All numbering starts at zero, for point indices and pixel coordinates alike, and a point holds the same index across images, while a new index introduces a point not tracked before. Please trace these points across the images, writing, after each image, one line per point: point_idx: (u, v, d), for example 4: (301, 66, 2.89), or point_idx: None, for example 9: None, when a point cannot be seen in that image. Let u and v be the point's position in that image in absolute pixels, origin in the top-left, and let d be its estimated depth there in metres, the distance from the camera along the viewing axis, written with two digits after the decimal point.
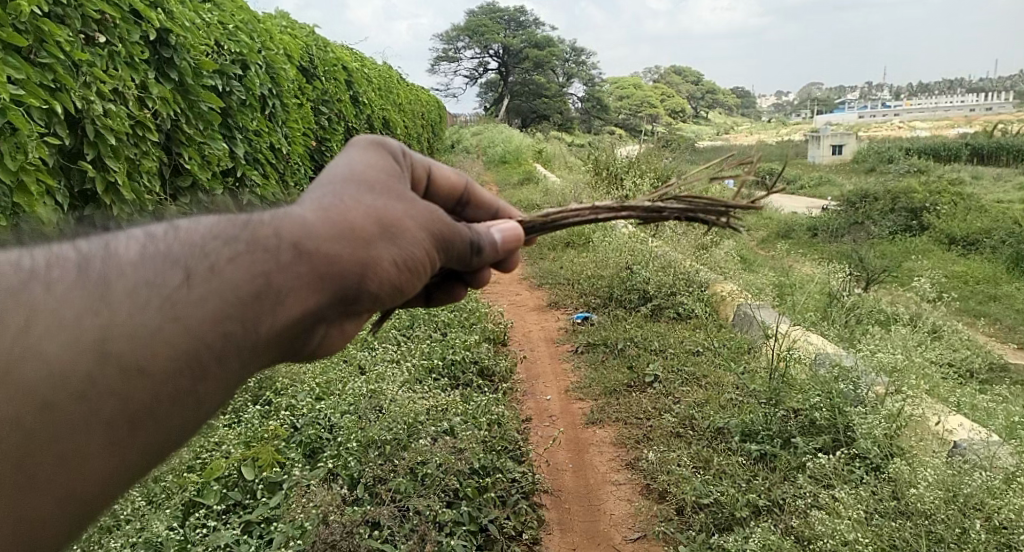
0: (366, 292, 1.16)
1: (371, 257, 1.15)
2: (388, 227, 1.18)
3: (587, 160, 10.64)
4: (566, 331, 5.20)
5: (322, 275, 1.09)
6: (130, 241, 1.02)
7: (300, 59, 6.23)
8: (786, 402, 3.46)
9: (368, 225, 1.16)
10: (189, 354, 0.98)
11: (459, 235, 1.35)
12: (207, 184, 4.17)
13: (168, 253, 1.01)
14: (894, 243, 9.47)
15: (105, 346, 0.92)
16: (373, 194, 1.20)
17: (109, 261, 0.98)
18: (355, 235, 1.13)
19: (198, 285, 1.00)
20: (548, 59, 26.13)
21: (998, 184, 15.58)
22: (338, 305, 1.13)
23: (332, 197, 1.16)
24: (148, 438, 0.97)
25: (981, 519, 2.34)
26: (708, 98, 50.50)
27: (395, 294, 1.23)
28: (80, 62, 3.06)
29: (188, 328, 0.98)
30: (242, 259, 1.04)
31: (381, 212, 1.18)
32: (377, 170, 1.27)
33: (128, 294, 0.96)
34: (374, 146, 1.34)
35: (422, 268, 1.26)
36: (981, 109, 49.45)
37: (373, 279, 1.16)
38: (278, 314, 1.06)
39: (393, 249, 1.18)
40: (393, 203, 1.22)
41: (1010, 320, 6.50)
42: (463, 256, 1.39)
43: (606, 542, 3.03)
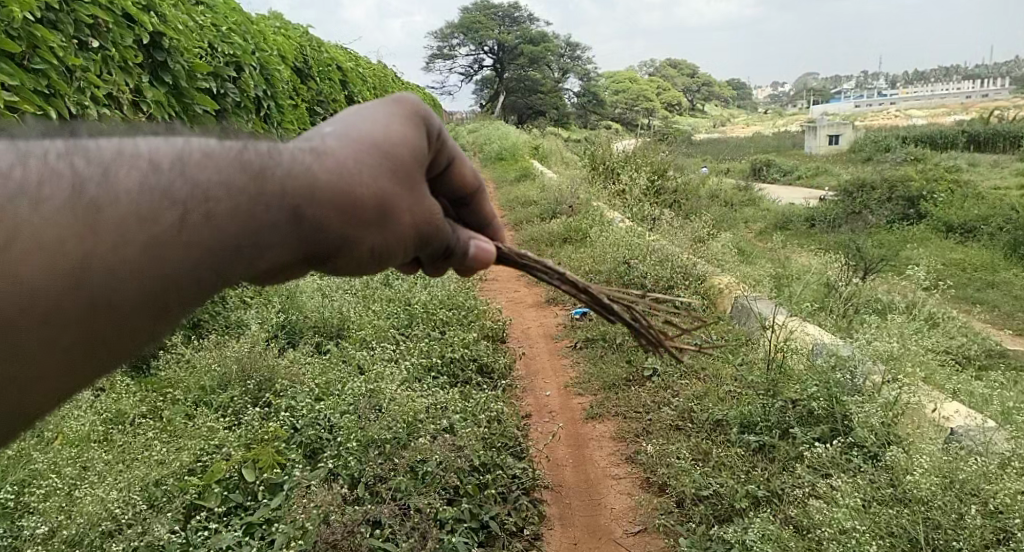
0: (334, 266, 1.06)
1: (356, 241, 1.04)
2: (386, 216, 1.06)
3: (584, 155, 10.64)
4: (564, 327, 5.21)
5: (309, 243, 1.00)
6: (131, 162, 0.86)
7: (293, 60, 6.23)
8: (783, 393, 3.47)
9: (368, 207, 1.04)
10: (163, 298, 0.90)
11: (441, 241, 1.23)
12: None
13: (167, 190, 0.87)
14: (891, 231, 9.49)
15: (81, 278, 0.82)
16: (388, 174, 1.07)
17: (106, 188, 0.84)
18: (351, 214, 1.02)
19: (191, 233, 0.89)
20: (543, 55, 26.10)
21: (994, 170, 15.59)
22: (307, 269, 1.05)
23: (348, 160, 1.03)
24: (99, 368, 0.90)
25: (978, 504, 2.35)
26: (703, 90, 50.50)
27: (361, 274, 1.13)
28: (73, 67, 3.07)
29: (169, 274, 0.89)
30: (239, 212, 0.92)
31: (386, 198, 1.06)
32: (405, 148, 1.11)
33: (116, 227, 0.84)
34: (410, 116, 1.18)
35: (395, 261, 1.15)
36: (977, 96, 49.39)
37: (348, 260, 1.06)
38: (254, 270, 0.97)
39: (382, 238, 1.07)
40: (401, 189, 1.09)
41: (1007, 306, 6.52)
42: (437, 258, 1.27)
43: (607, 536, 3.05)
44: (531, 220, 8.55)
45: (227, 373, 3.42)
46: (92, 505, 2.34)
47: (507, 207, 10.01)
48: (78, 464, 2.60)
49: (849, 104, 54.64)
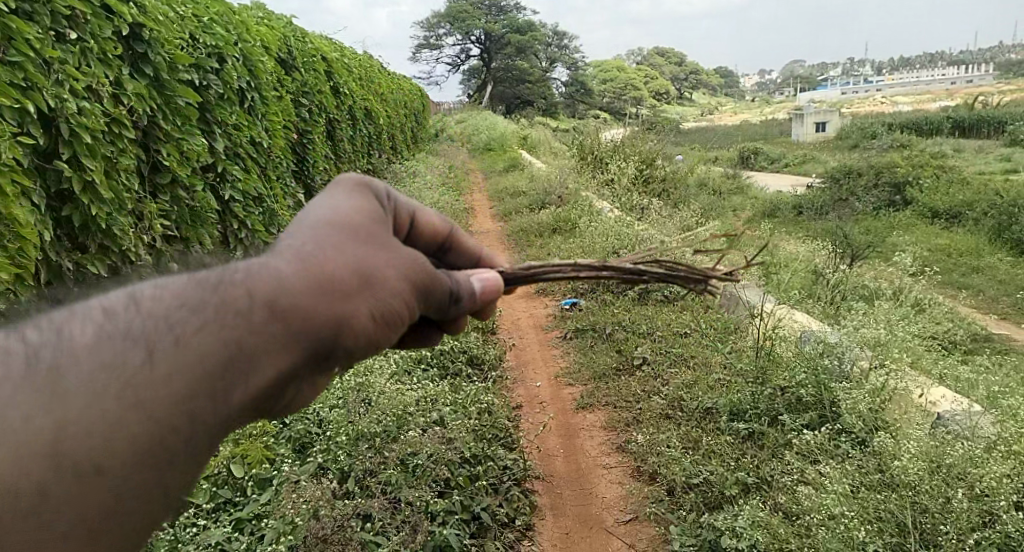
0: (337, 352, 1.11)
1: (350, 314, 1.10)
2: (368, 281, 1.13)
3: (572, 145, 10.61)
4: (554, 318, 5.21)
5: (297, 333, 1.05)
6: (87, 323, 0.97)
7: (277, 50, 6.16)
8: (772, 380, 3.50)
9: (346, 278, 1.10)
10: (159, 434, 0.95)
11: (440, 286, 1.29)
12: (187, 180, 4.11)
13: (128, 333, 0.97)
14: (878, 218, 9.54)
15: (61, 440, 0.89)
16: (353, 246, 1.14)
17: (69, 355, 0.94)
18: (333, 292, 1.08)
19: (162, 363, 0.96)
20: (531, 44, 25.94)
21: (979, 156, 15.72)
22: (311, 363, 1.09)
23: (308, 246, 1.10)
24: (126, 523, 0.95)
25: (964, 488, 2.36)
26: (690, 79, 50.43)
27: (374, 351, 1.18)
28: (51, 59, 3.02)
29: (153, 406, 0.95)
30: (211, 328, 1.00)
31: (362, 264, 1.12)
32: (361, 214, 1.20)
33: (83, 383, 0.93)
34: (358, 187, 1.27)
35: (400, 323, 1.20)
36: (962, 82, 49.69)
37: (349, 337, 1.11)
38: (251, 380, 1.02)
39: (371, 303, 1.13)
40: (372, 251, 1.15)
41: (992, 291, 6.58)
42: (442, 305, 1.33)
43: (598, 525, 3.07)
44: (521, 211, 8.53)
45: None
46: None
47: (496, 198, 9.99)
48: None
49: (837, 91, 54.84)
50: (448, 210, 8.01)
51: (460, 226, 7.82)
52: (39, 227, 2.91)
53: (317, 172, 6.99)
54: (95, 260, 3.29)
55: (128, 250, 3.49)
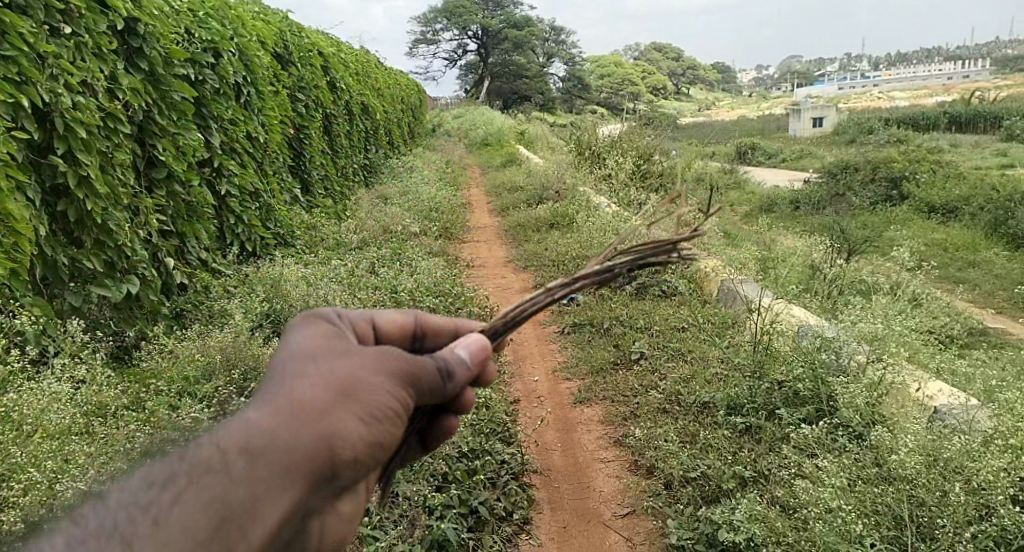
0: (336, 471, 1.16)
1: (334, 429, 1.15)
2: (343, 393, 1.18)
3: (570, 140, 10.59)
4: (552, 312, 5.22)
5: (282, 468, 1.08)
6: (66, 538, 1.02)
7: (273, 45, 6.13)
8: (770, 374, 3.50)
9: (315, 400, 1.15)
10: None
11: (427, 370, 1.34)
12: (183, 175, 4.09)
13: (108, 532, 1.01)
14: (875, 213, 9.55)
15: None
16: (319, 369, 1.20)
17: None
18: (310, 419, 1.13)
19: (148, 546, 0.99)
20: (528, 39, 25.86)
21: (975, 151, 15.75)
22: (310, 490, 1.12)
23: (276, 386, 1.17)
24: None
25: (961, 482, 2.36)
26: (688, 75, 50.37)
27: (376, 457, 1.23)
28: (45, 53, 3.00)
29: None
30: (189, 492, 1.04)
31: (328, 381, 1.18)
32: (313, 342, 1.28)
33: None
34: (307, 321, 1.37)
35: (393, 419, 1.25)
36: (958, 77, 49.71)
37: (340, 450, 1.15)
38: (249, 528, 1.05)
39: (351, 413, 1.18)
40: (339, 366, 1.22)
41: (988, 285, 6.59)
42: (440, 385, 1.38)
43: (595, 519, 3.07)
44: (518, 206, 8.52)
45: (212, 362, 3.36)
46: (73, 498, 2.18)
47: (493, 192, 9.97)
48: (59, 456, 2.39)
49: (834, 87, 54.85)
50: (445, 205, 7.99)
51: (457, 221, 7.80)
52: (33, 222, 2.90)
53: (313, 167, 6.97)
54: (91, 255, 3.27)
55: (124, 245, 3.47)
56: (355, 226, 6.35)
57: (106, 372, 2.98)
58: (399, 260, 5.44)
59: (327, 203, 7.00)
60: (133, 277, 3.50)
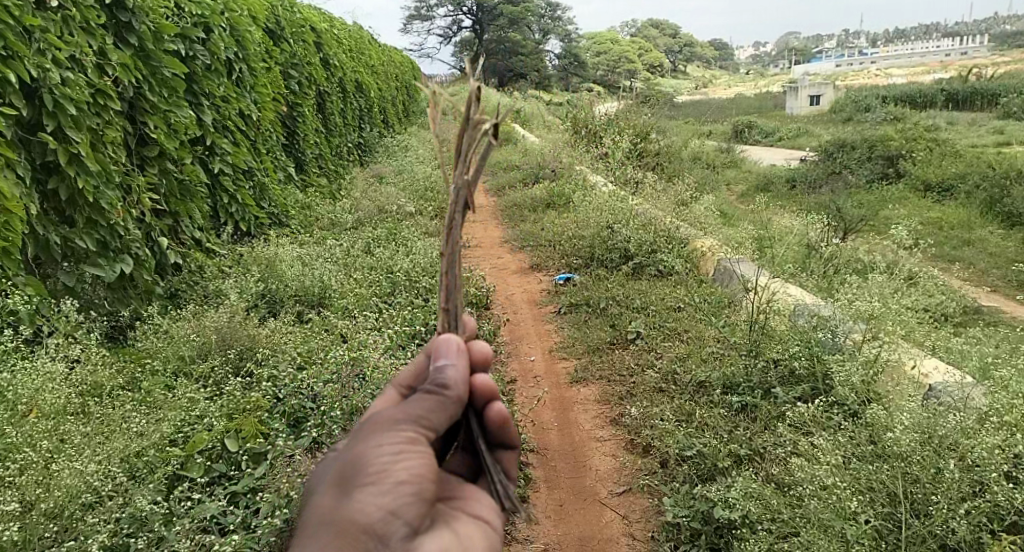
0: (380, 532, 1.28)
1: (352, 509, 1.29)
2: (345, 476, 1.32)
3: (567, 118, 10.50)
4: (548, 293, 5.21)
5: None
6: None
7: (266, 21, 6.05)
8: (766, 353, 3.52)
9: (322, 514, 1.30)
10: None
11: (410, 405, 1.44)
12: (175, 153, 4.04)
13: None
14: (871, 191, 9.53)
15: None
16: (324, 476, 1.36)
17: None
18: (329, 519, 1.29)
19: None
20: (523, 15, 25.51)
21: (972, 129, 15.70)
22: None
23: (305, 516, 1.34)
24: None
25: (956, 458, 2.37)
26: (684, 52, 49.95)
27: (409, 496, 1.32)
28: (32, 28, 2.95)
29: None
30: None
31: (326, 491, 1.33)
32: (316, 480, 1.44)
33: None
34: None
35: (404, 460, 1.35)
36: (956, 55, 49.41)
37: (366, 517, 1.28)
38: None
39: (354, 494, 1.30)
40: (335, 463, 1.37)
41: (983, 263, 6.61)
42: (435, 402, 1.45)
43: (592, 497, 3.09)
44: (513, 186, 8.49)
45: (207, 343, 3.34)
46: (70, 478, 2.19)
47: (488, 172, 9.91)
48: (55, 438, 2.37)
49: (831, 64, 54.50)
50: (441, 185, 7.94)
51: None
52: (24, 200, 2.86)
53: (308, 146, 6.90)
54: (84, 234, 3.24)
55: (117, 224, 3.43)
56: (350, 206, 6.30)
57: (101, 351, 2.96)
58: (394, 240, 5.41)
59: (322, 183, 6.95)
60: (126, 256, 3.47)
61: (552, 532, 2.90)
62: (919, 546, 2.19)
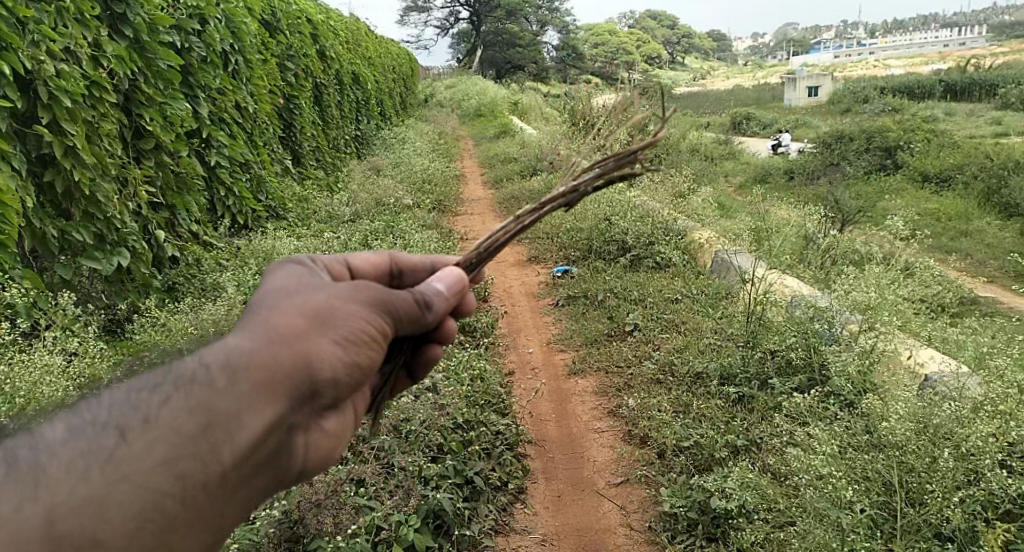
0: (320, 388, 1.12)
1: (315, 350, 1.11)
2: (324, 315, 1.15)
3: (565, 110, 10.50)
4: (546, 285, 5.21)
5: (267, 384, 1.04)
6: (55, 427, 0.94)
7: (262, 12, 6.01)
8: (764, 344, 3.54)
9: (296, 322, 1.11)
10: (153, 504, 0.91)
11: (401, 303, 1.31)
12: (171, 146, 4.02)
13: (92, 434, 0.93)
14: (869, 183, 9.54)
15: (54, 530, 0.84)
16: (304, 294, 1.17)
17: (38, 449, 0.90)
18: (293, 337, 1.09)
19: (139, 440, 0.93)
20: (521, 6, 25.39)
21: (970, 119, 15.71)
22: (296, 406, 1.09)
23: (259, 309, 1.13)
24: None
25: (950, 448, 2.35)
26: (682, 43, 49.81)
27: (355, 378, 1.19)
28: (25, 19, 2.93)
29: (141, 482, 0.91)
30: (174, 399, 0.97)
31: (309, 309, 1.14)
32: (290, 280, 1.23)
33: (64, 469, 0.88)
34: (279, 268, 1.29)
35: (371, 345, 1.21)
36: (954, 45, 49.35)
37: (322, 368, 1.11)
38: (235, 439, 1.00)
39: (330, 337, 1.14)
40: (316, 293, 1.18)
41: (980, 254, 6.63)
42: (417, 316, 1.35)
43: (590, 488, 3.11)
44: (511, 178, 8.49)
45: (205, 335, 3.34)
46: None
47: (487, 164, 9.91)
48: None
49: (829, 55, 54.44)
50: (439, 177, 7.94)
51: (452, 193, 7.76)
52: (20, 193, 2.85)
53: (304, 138, 6.89)
54: (81, 228, 3.24)
55: (114, 217, 3.42)
56: (348, 199, 6.30)
57: (98, 344, 2.97)
58: (392, 233, 5.41)
59: (320, 175, 6.94)
60: (123, 249, 3.46)
61: (551, 522, 2.90)
62: (914, 535, 2.21)
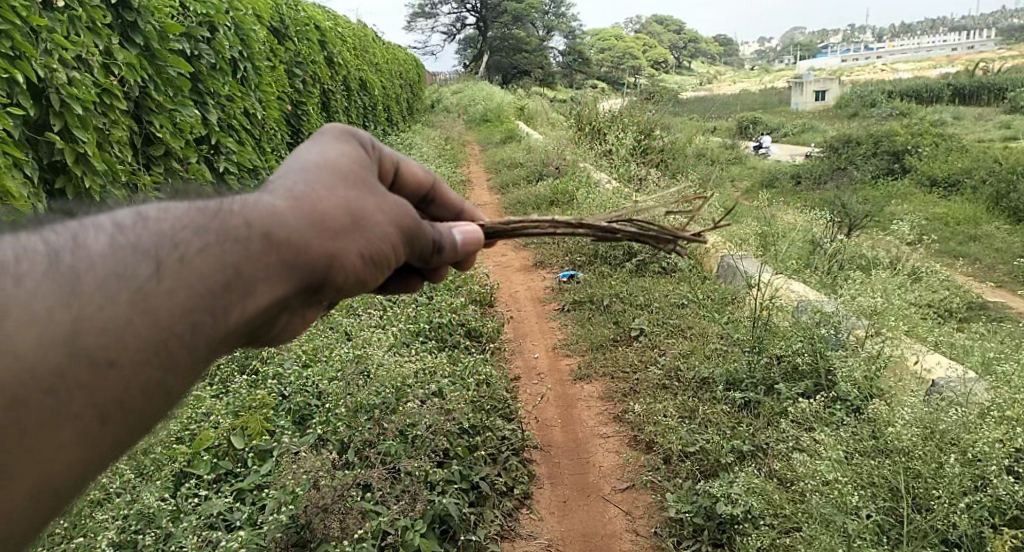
0: (332, 283, 1.17)
1: (343, 250, 1.15)
2: (362, 219, 1.19)
3: (572, 116, 10.52)
4: (552, 290, 5.23)
5: (291, 265, 1.09)
6: (100, 233, 0.98)
7: (270, 19, 6.06)
8: (770, 349, 3.54)
9: (338, 218, 1.15)
10: (161, 343, 0.98)
11: (424, 236, 1.35)
12: (180, 152, 4.06)
13: (131, 252, 0.98)
14: (877, 187, 9.51)
15: (76, 340, 0.91)
16: (354, 190, 1.21)
17: (79, 254, 0.95)
18: (329, 230, 1.14)
19: (169, 276, 0.99)
20: (527, 12, 25.44)
21: (979, 123, 15.64)
22: (305, 294, 1.14)
23: (310, 184, 1.16)
24: (120, 425, 0.97)
25: (957, 453, 2.35)
26: (688, 47, 49.81)
27: (360, 288, 1.24)
28: (38, 28, 2.97)
29: (159, 319, 0.97)
30: (211, 249, 1.03)
31: (353, 208, 1.18)
32: (348, 161, 1.26)
33: (99, 284, 0.94)
34: (342, 138, 1.31)
35: (387, 264, 1.26)
36: (963, 49, 49.13)
37: (341, 270, 1.16)
38: (247, 305, 1.06)
39: (361, 243, 1.18)
40: (364, 193, 1.22)
41: (988, 259, 6.59)
42: (427, 255, 1.40)
43: (595, 493, 3.11)
44: (517, 183, 8.52)
45: None
46: None
47: (493, 169, 9.93)
48: None
49: (836, 59, 54.28)
50: None
51: None
52: (32, 200, 2.88)
53: None
54: None
55: None
56: None
57: None
58: None
59: None
60: None
61: (556, 528, 2.91)
62: (921, 540, 2.20)
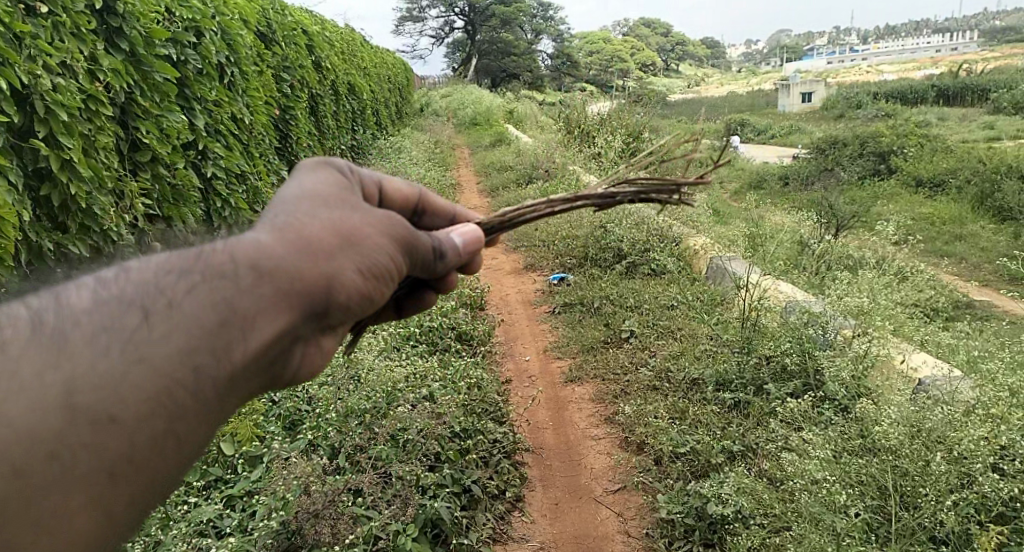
0: (336, 304, 1.17)
1: (338, 271, 1.15)
2: (353, 237, 1.19)
3: (561, 119, 10.56)
4: (542, 293, 5.24)
5: (287, 292, 1.09)
6: (83, 292, 1.03)
7: (258, 24, 6.06)
8: (759, 350, 3.56)
9: (327, 239, 1.15)
10: (162, 390, 0.98)
11: (421, 243, 1.35)
12: (167, 158, 4.04)
13: (118, 308, 1.01)
14: (863, 188, 9.60)
15: (72, 398, 0.93)
16: (338, 211, 1.21)
17: (63, 313, 1.00)
18: (321, 252, 1.14)
19: (159, 323, 1.01)
20: (516, 15, 25.48)
21: (963, 124, 15.82)
22: (311, 320, 1.14)
23: (294, 213, 1.17)
24: (136, 479, 0.98)
25: (943, 451, 2.37)
26: (676, 49, 50.08)
27: (365, 307, 1.23)
28: (22, 34, 2.95)
29: (157, 366, 0.98)
30: (198, 290, 1.04)
31: (340, 226, 1.18)
32: (328, 186, 1.26)
33: (88, 341, 0.97)
34: (319, 167, 1.32)
35: (388, 277, 1.25)
36: (946, 51, 49.71)
37: (341, 290, 1.16)
38: (249, 340, 1.06)
39: (356, 259, 1.18)
40: (350, 213, 1.22)
41: (973, 259, 6.67)
42: (429, 261, 1.39)
43: (587, 495, 3.12)
44: (507, 186, 8.54)
45: None
46: None
47: (482, 173, 9.95)
48: None
49: (822, 61, 54.74)
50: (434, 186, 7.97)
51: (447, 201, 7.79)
52: (18, 207, 2.86)
53: (300, 149, 6.91)
54: (77, 240, 3.26)
55: (110, 229, 3.45)
56: None
57: None
58: None
59: None
60: None
61: (549, 530, 2.91)
62: (909, 538, 2.22)
